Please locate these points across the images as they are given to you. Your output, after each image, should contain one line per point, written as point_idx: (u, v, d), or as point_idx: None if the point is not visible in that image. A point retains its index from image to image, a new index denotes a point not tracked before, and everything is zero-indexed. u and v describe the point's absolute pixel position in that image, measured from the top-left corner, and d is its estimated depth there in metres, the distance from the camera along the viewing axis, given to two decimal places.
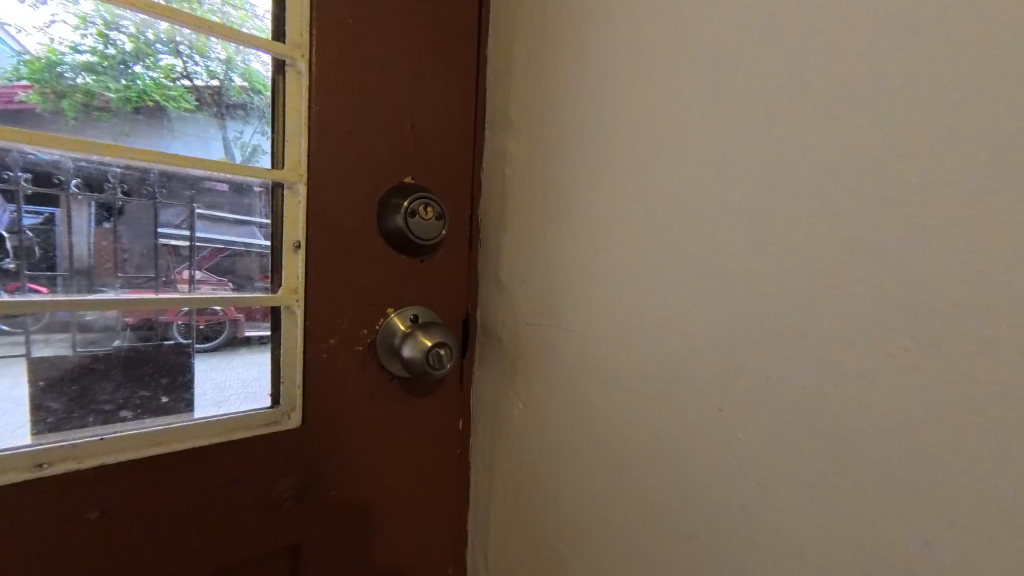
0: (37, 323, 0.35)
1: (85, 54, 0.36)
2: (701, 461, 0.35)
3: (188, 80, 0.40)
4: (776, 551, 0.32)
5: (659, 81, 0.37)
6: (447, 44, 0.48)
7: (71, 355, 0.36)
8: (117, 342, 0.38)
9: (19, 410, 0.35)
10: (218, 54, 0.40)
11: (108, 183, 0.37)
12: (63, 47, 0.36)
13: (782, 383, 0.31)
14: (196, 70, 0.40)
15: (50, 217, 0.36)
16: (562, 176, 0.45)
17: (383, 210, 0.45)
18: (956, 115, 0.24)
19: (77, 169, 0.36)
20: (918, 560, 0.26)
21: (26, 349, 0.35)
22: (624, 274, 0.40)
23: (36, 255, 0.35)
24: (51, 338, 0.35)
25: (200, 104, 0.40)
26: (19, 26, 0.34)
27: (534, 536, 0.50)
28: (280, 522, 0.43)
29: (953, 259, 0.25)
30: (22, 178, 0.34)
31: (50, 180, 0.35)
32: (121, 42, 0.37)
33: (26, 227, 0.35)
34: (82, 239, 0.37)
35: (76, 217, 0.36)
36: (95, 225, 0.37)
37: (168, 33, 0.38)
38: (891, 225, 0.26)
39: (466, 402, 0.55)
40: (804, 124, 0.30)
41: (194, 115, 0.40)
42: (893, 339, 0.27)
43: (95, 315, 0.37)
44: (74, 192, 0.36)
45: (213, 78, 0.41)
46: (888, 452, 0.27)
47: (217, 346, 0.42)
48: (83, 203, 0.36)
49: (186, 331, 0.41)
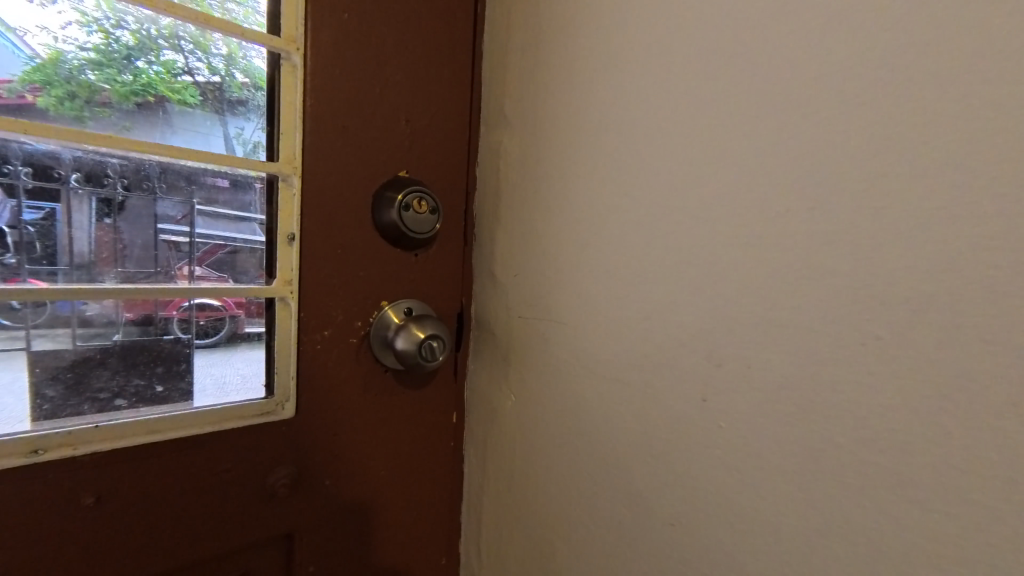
0: (37, 317, 0.35)
1: (88, 51, 0.37)
2: (684, 451, 0.36)
3: (190, 75, 0.40)
4: (757, 539, 0.32)
5: (647, 76, 0.38)
6: (441, 40, 0.49)
7: (71, 349, 0.37)
8: (116, 335, 0.38)
9: (20, 403, 0.35)
10: (219, 50, 0.41)
11: (108, 178, 0.38)
12: (66, 45, 0.36)
13: (762, 373, 0.31)
14: (198, 65, 0.40)
15: (50, 212, 0.36)
16: (552, 172, 0.46)
17: (377, 204, 0.46)
18: (928, 108, 0.25)
19: (77, 163, 0.36)
20: (889, 543, 0.27)
21: (26, 342, 0.35)
22: (612, 266, 0.40)
23: (37, 250, 0.35)
24: (53, 332, 0.36)
25: (202, 99, 0.41)
26: (24, 27, 0.35)
27: (525, 527, 0.51)
28: (275, 510, 0.44)
29: (925, 250, 0.25)
30: (23, 172, 0.35)
31: (50, 175, 0.36)
32: (124, 38, 0.38)
33: (27, 221, 0.35)
34: (82, 234, 0.37)
35: (75, 213, 0.37)
36: (96, 220, 0.38)
37: (170, 29, 0.39)
38: (866, 217, 0.27)
39: (459, 394, 0.55)
40: (785, 117, 0.30)
41: (195, 110, 0.40)
42: (868, 328, 0.27)
43: (95, 309, 0.37)
44: (75, 187, 0.37)
45: (214, 74, 0.41)
46: (863, 440, 0.27)
47: (218, 341, 0.42)
48: (83, 197, 0.37)
49: (186, 327, 0.41)
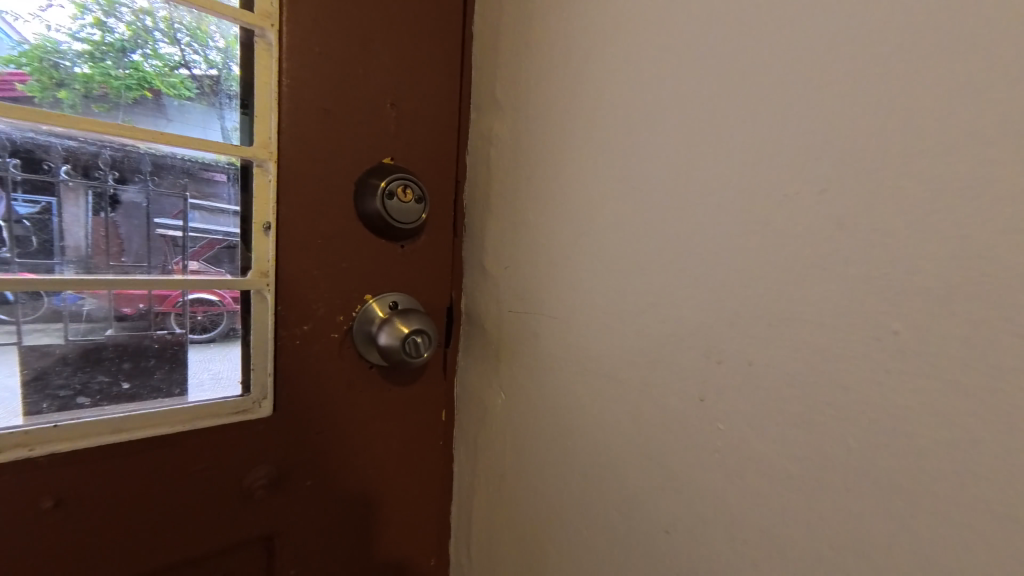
0: (35, 311, 0.34)
1: (82, 42, 0.35)
2: (681, 455, 0.34)
3: (187, 69, 0.38)
4: (757, 549, 0.30)
5: (644, 56, 0.36)
6: (430, 20, 0.47)
7: (62, 346, 0.35)
8: (109, 332, 0.37)
9: (15, 399, 0.34)
10: (217, 42, 0.39)
11: (99, 169, 0.36)
12: (60, 34, 0.34)
13: (766, 371, 0.29)
14: (195, 58, 0.39)
15: (47, 207, 0.35)
16: (545, 159, 0.44)
17: (360, 192, 0.43)
18: (952, 79, 0.22)
19: (66, 153, 0.35)
20: (903, 553, 0.25)
21: (17, 338, 0.34)
22: (606, 257, 0.38)
23: (32, 245, 0.34)
24: (48, 328, 0.35)
25: (200, 94, 0.39)
26: (16, 13, 0.33)
27: (515, 529, 0.49)
28: (253, 512, 0.42)
29: (949, 235, 0.23)
30: (11, 164, 0.33)
31: (39, 166, 0.34)
32: (119, 29, 0.36)
33: (22, 216, 0.34)
34: (78, 229, 0.35)
35: (69, 207, 0.35)
36: (92, 214, 0.36)
37: (167, 20, 0.37)
38: (883, 199, 0.25)
39: (449, 391, 0.53)
40: (794, 94, 0.28)
41: (191, 102, 0.39)
42: (884, 322, 0.25)
43: (92, 305, 0.36)
44: (65, 179, 0.35)
45: (212, 68, 0.39)
46: (875, 443, 0.25)
47: (214, 337, 0.41)
48: (76, 190, 0.35)
49: (181, 322, 0.40)
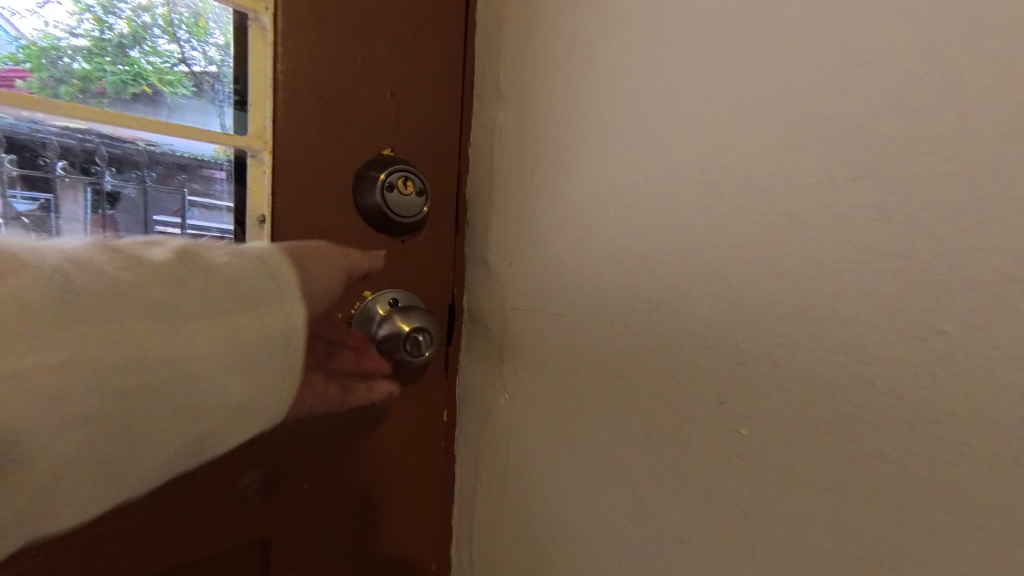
0: None
1: (80, 38, 0.34)
2: (697, 459, 0.32)
3: (186, 65, 0.37)
4: (778, 559, 0.29)
5: (659, 42, 0.34)
6: (432, 8, 0.45)
7: None
8: None
9: None
10: (217, 38, 0.38)
11: (97, 165, 0.35)
12: (59, 31, 0.33)
13: (789, 373, 0.28)
14: (194, 55, 0.38)
15: (45, 204, 0.33)
16: (553, 151, 0.42)
17: (359, 184, 0.42)
18: (1000, 60, 0.21)
19: (63, 149, 0.33)
20: (938, 565, 0.23)
21: None
22: (617, 253, 0.37)
23: None
24: None
25: (199, 91, 0.38)
26: (13, 9, 0.32)
27: (520, 534, 0.47)
28: (247, 517, 0.41)
29: (998, 227, 0.21)
30: (7, 160, 0.32)
31: (36, 162, 0.33)
32: (119, 26, 0.35)
33: (21, 213, 0.33)
34: (76, 227, 0.35)
35: (68, 205, 0.34)
36: (90, 212, 0.35)
37: (166, 18, 0.37)
38: (920, 190, 0.23)
39: (451, 391, 0.52)
40: (823, 80, 0.26)
41: (190, 99, 0.37)
42: (924, 322, 0.23)
43: None
44: (63, 175, 0.34)
45: (211, 64, 0.38)
46: (910, 451, 0.24)
47: None
48: (73, 187, 0.34)
49: None
